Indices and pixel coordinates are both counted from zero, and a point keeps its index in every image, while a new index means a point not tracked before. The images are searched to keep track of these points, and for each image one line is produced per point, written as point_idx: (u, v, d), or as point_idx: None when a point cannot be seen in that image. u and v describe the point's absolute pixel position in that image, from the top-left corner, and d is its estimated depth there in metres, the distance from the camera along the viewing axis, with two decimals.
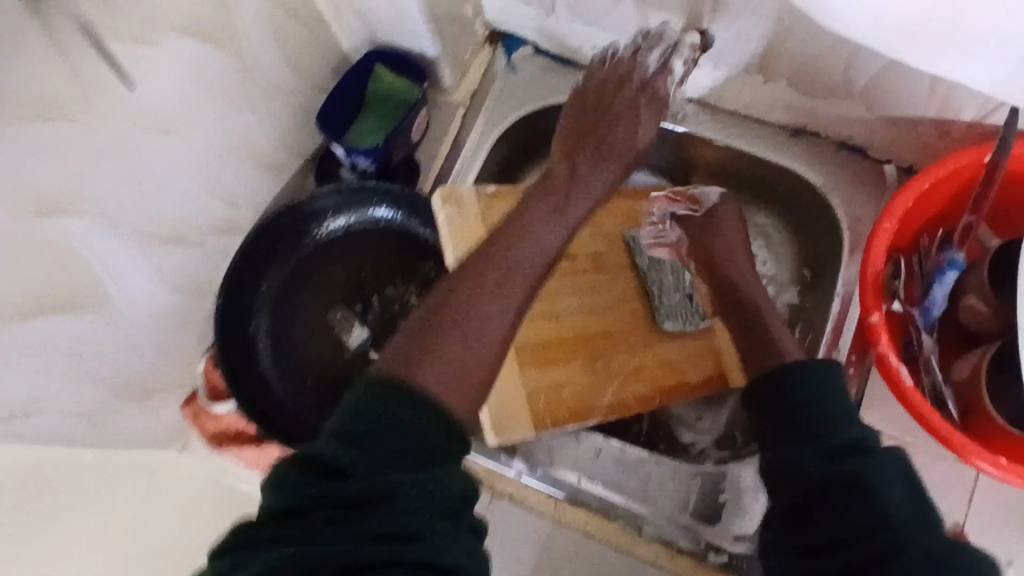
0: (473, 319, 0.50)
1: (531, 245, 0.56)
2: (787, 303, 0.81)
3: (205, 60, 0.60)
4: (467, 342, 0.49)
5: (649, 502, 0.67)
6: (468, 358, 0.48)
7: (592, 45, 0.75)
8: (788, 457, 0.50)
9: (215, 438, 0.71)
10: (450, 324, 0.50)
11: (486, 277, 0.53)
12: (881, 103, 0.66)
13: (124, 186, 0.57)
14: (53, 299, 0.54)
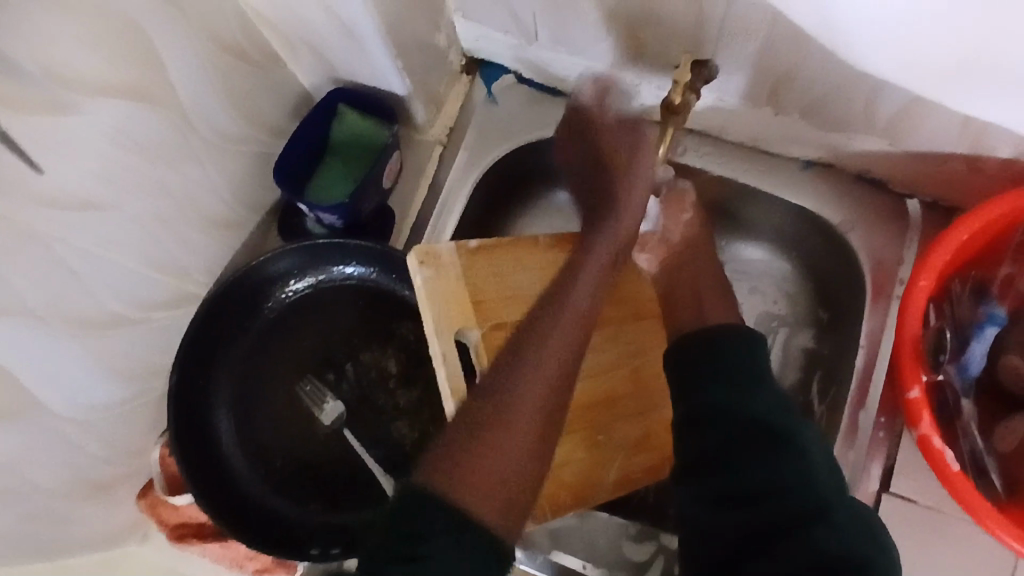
0: (507, 456, 0.50)
1: (560, 337, 0.56)
2: (801, 348, 0.74)
3: (133, 121, 0.52)
4: (501, 456, 0.50)
5: None
6: (493, 484, 0.49)
7: (579, 75, 0.68)
8: (713, 403, 0.49)
9: (177, 531, 0.64)
10: (486, 445, 0.50)
11: (506, 418, 0.52)
12: (907, 138, 0.59)
13: (48, 276, 0.49)
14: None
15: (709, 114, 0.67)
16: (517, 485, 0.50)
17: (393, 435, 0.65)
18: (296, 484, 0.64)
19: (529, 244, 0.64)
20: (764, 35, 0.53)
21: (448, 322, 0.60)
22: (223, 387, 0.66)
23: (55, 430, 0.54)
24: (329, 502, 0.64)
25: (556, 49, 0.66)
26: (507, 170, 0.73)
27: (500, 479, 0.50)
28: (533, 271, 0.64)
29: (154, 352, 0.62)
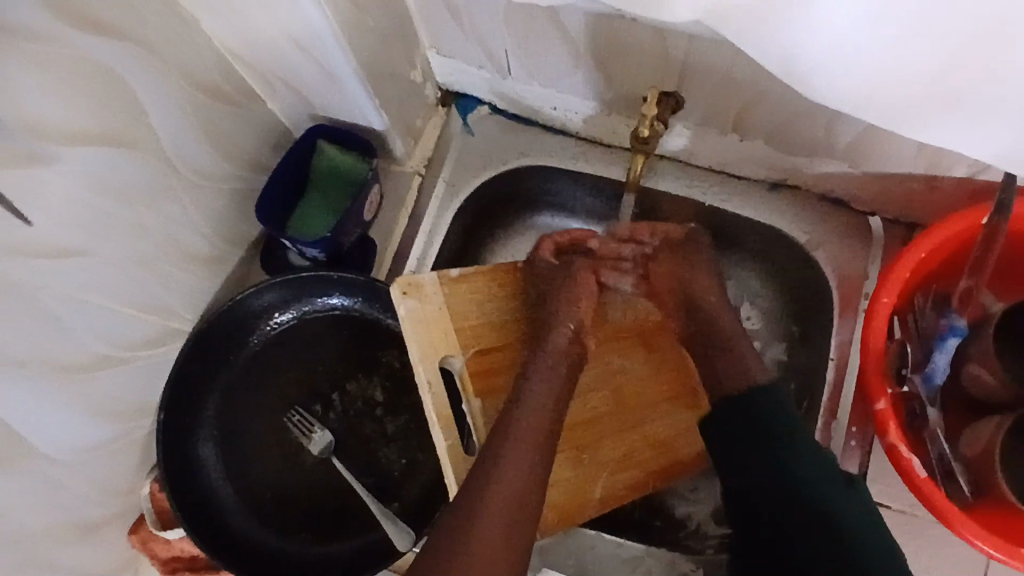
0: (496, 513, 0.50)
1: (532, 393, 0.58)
2: (776, 359, 0.74)
3: (119, 167, 0.53)
4: (506, 498, 0.52)
5: None
6: (491, 538, 0.49)
7: (551, 106, 0.70)
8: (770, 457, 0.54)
9: (171, 564, 0.65)
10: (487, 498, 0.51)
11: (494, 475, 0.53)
12: (865, 160, 0.62)
13: (34, 323, 0.50)
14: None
15: (676, 139, 0.70)
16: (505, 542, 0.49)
17: (382, 463, 0.66)
18: (284, 515, 0.65)
19: (508, 270, 0.66)
20: (724, 68, 0.56)
21: (431, 349, 0.62)
22: (209, 421, 0.66)
23: (43, 477, 0.54)
24: (319, 532, 0.64)
25: (528, 81, 0.68)
26: (487, 195, 0.75)
27: (497, 543, 0.49)
28: (512, 297, 0.66)
29: (140, 391, 0.62)
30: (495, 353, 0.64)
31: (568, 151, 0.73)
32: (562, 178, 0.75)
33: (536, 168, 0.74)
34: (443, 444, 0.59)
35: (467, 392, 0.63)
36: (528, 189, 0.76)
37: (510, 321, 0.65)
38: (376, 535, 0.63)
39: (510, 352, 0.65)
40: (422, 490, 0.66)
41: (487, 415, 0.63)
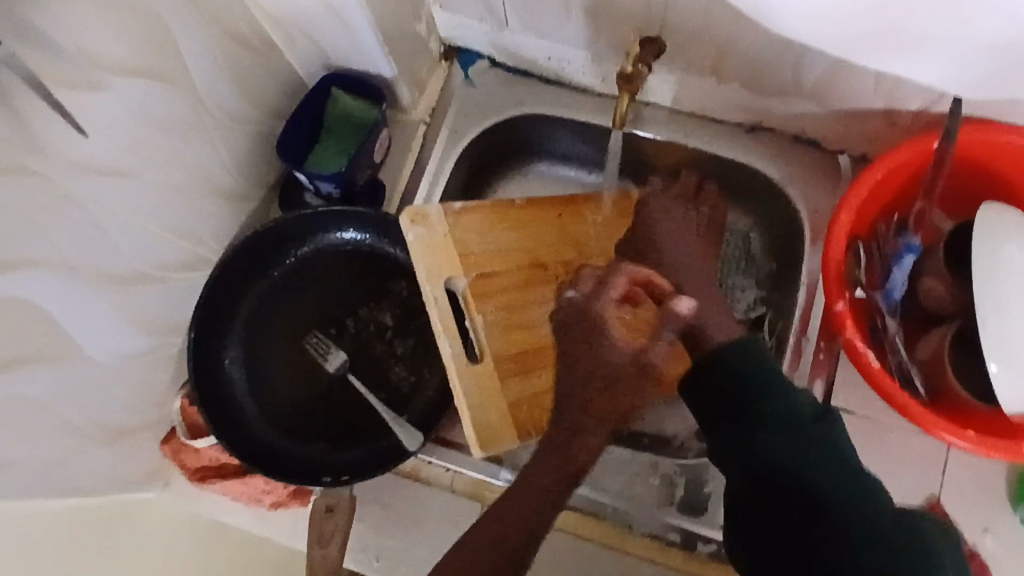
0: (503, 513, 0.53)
1: (562, 388, 0.56)
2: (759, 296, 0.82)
3: (158, 100, 0.59)
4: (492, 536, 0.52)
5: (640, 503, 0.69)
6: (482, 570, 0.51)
7: (546, 56, 0.77)
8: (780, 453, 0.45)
9: (199, 473, 0.71)
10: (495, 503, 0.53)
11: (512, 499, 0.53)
12: (831, 99, 0.68)
13: (86, 235, 0.56)
14: (22, 356, 0.53)
15: (659, 87, 0.76)
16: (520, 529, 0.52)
17: (392, 380, 0.73)
18: (305, 427, 0.71)
19: (506, 204, 0.73)
20: (699, 11, 0.62)
21: (437, 270, 0.68)
22: (236, 344, 0.73)
23: (88, 378, 0.60)
24: (336, 442, 0.71)
25: (525, 33, 0.74)
26: (487, 142, 0.82)
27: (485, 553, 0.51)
28: (510, 228, 0.72)
29: (173, 311, 0.69)
30: (495, 277, 0.70)
31: (561, 100, 0.80)
32: (556, 126, 0.81)
33: (530, 117, 0.80)
34: (448, 353, 0.66)
35: (469, 309, 0.69)
36: (524, 138, 0.83)
37: (508, 249, 0.72)
38: (389, 442, 0.70)
39: (508, 277, 0.71)
40: (429, 403, 0.72)
41: (487, 330, 0.69)
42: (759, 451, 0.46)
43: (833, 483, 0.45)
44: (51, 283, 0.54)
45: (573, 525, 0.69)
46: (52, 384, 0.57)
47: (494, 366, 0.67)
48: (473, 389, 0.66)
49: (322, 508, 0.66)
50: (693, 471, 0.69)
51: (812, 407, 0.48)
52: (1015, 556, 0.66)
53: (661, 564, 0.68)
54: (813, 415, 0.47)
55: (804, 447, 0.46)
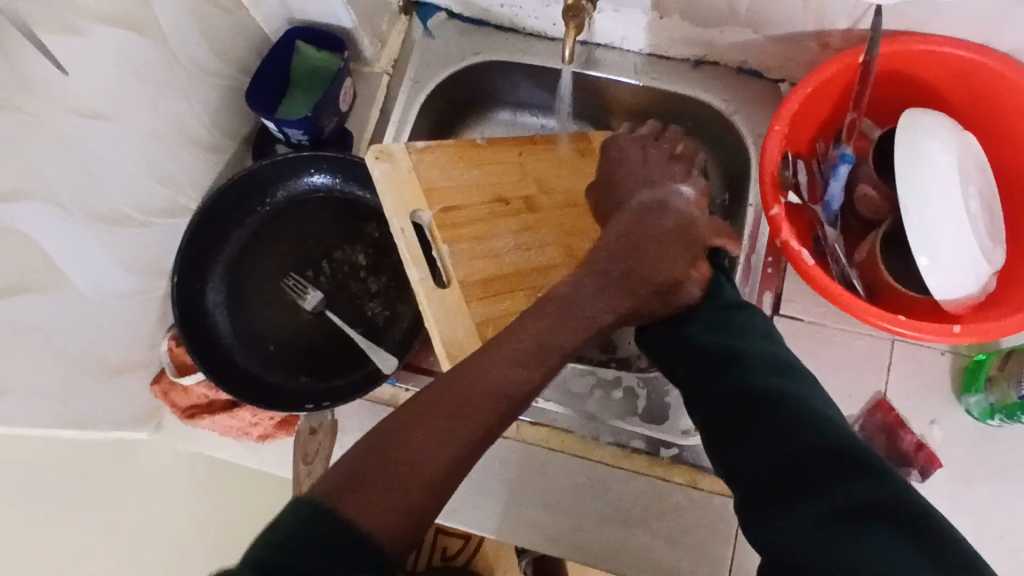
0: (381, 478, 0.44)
1: (503, 356, 0.53)
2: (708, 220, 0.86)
3: (130, 48, 0.63)
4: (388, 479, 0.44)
5: (605, 414, 0.73)
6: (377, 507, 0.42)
7: (500, 3, 0.80)
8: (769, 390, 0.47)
9: (189, 411, 0.75)
10: (387, 451, 0.45)
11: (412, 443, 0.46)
12: (765, 24, 0.72)
13: (67, 173, 0.60)
14: (14, 284, 0.57)
15: (608, 26, 0.80)
16: (420, 500, 0.44)
17: (368, 315, 0.77)
18: (289, 361, 0.75)
19: (468, 145, 0.77)
20: None
21: (403, 205, 0.73)
22: (218, 290, 0.77)
23: (84, 311, 0.65)
24: (318, 373, 0.75)
25: None
26: (449, 91, 0.86)
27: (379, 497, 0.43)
28: (472, 165, 0.77)
29: (155, 254, 0.73)
30: (460, 211, 0.75)
31: (517, 46, 0.84)
32: (513, 72, 0.85)
33: (488, 64, 0.84)
34: (416, 279, 0.70)
35: (436, 240, 0.73)
36: (484, 86, 0.87)
37: (471, 185, 0.76)
38: (367, 369, 0.74)
39: (472, 211, 0.75)
40: (403, 334, 0.76)
41: (454, 259, 0.73)
42: (700, 349, 0.53)
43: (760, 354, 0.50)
44: (35, 214, 0.58)
45: (543, 439, 0.74)
46: (42, 314, 0.61)
47: (461, 290, 0.72)
48: (441, 312, 0.70)
49: (306, 430, 0.72)
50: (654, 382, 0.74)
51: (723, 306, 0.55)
52: (960, 444, 0.70)
53: (627, 470, 0.72)
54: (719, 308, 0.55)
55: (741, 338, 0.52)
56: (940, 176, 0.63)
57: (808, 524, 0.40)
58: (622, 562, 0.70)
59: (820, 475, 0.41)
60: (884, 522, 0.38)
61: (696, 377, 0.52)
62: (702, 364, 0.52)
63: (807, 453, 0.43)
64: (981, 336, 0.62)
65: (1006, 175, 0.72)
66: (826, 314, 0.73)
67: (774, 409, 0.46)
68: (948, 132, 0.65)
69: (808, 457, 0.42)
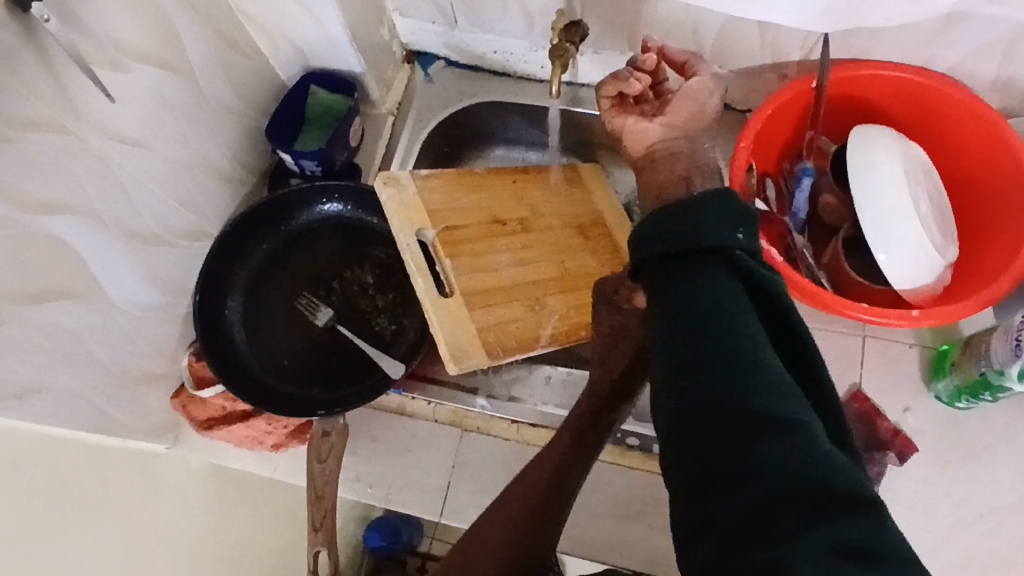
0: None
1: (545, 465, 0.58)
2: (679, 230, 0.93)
3: (165, 86, 0.71)
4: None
5: None
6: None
7: (493, 50, 0.90)
8: (751, 387, 0.38)
9: (206, 422, 0.80)
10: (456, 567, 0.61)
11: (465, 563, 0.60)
12: (727, 58, 0.82)
13: (107, 192, 0.68)
14: (55, 289, 0.63)
15: (590, 67, 0.89)
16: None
17: (376, 329, 0.82)
18: (301, 374, 0.80)
19: (468, 172, 0.85)
20: None
21: (408, 223, 0.79)
22: (236, 309, 0.82)
23: (113, 321, 0.71)
24: (328, 384, 0.80)
25: (472, 30, 0.88)
26: (449, 128, 0.94)
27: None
28: (471, 190, 0.84)
29: (179, 275, 0.80)
30: (460, 230, 0.81)
31: (509, 88, 0.93)
32: (506, 112, 0.94)
33: (483, 105, 0.93)
34: (421, 289, 0.76)
35: (439, 254, 0.80)
36: (481, 125, 0.96)
37: (470, 208, 0.83)
38: (376, 378, 0.79)
39: (472, 230, 0.82)
40: (408, 346, 0.81)
41: (455, 271, 0.79)
42: (696, 348, 0.41)
43: (765, 375, 0.39)
44: (78, 226, 0.65)
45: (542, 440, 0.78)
46: (77, 319, 0.67)
47: (462, 300, 0.78)
48: (444, 319, 0.76)
49: (320, 432, 0.75)
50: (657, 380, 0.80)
51: (705, 274, 0.43)
52: (932, 429, 0.75)
53: (623, 466, 0.76)
54: (701, 282, 0.43)
55: (741, 350, 0.40)
56: (890, 180, 0.71)
57: (769, 563, 0.33)
58: (621, 553, 0.74)
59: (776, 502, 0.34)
60: (840, 554, 0.32)
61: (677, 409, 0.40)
62: (687, 374, 0.41)
63: (779, 483, 0.35)
64: (938, 321, 0.68)
65: (955, 182, 0.80)
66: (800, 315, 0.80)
67: (765, 434, 0.36)
68: (895, 144, 0.73)
69: (796, 485, 0.34)
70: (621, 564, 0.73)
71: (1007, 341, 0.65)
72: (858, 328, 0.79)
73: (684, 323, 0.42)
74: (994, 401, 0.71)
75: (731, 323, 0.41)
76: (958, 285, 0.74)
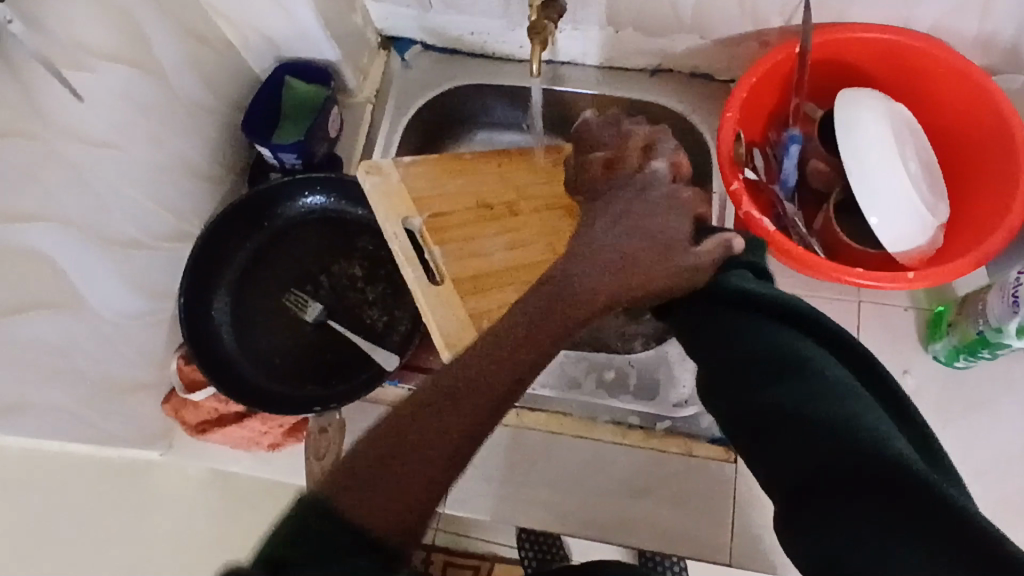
0: (409, 457, 0.45)
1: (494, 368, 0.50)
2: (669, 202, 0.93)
3: (136, 86, 0.69)
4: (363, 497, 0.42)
5: (605, 398, 0.76)
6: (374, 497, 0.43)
7: (469, 31, 0.88)
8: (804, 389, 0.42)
9: (199, 425, 0.78)
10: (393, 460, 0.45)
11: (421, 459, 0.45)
12: (707, 29, 0.81)
13: (83, 199, 0.66)
14: (38, 300, 0.62)
15: (569, 45, 0.88)
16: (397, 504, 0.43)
17: (368, 322, 0.81)
18: (293, 372, 0.79)
19: (454, 158, 0.83)
20: None
21: (394, 213, 0.78)
22: (222, 309, 0.80)
23: (98, 329, 0.70)
24: (323, 380, 0.78)
25: (447, 11, 0.86)
26: (430, 114, 0.93)
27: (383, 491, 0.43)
28: (456, 177, 0.82)
29: (162, 278, 0.78)
30: (448, 216, 0.80)
31: (487, 70, 0.91)
32: (487, 94, 0.93)
33: (462, 89, 0.92)
34: (412, 278, 0.75)
35: (427, 243, 0.79)
36: (462, 109, 0.95)
37: (455, 193, 0.82)
38: (371, 371, 0.77)
39: (459, 216, 0.81)
40: (401, 337, 0.80)
41: (445, 259, 0.78)
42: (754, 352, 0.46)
43: (820, 375, 0.43)
44: (56, 235, 0.63)
45: (544, 424, 0.77)
46: (59, 329, 0.65)
47: (454, 288, 0.77)
48: (438, 308, 0.75)
49: (317, 428, 0.76)
50: (657, 360, 0.76)
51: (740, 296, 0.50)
52: (933, 389, 0.75)
53: (627, 445, 0.75)
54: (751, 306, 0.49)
55: (793, 357, 0.44)
56: (878, 142, 0.70)
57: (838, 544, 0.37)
58: (629, 532, 0.73)
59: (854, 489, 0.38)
60: (911, 529, 0.35)
61: (750, 416, 0.45)
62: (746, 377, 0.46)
63: (838, 468, 0.39)
64: (933, 280, 0.68)
65: (945, 141, 0.79)
66: (795, 283, 0.79)
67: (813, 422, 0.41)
68: (882, 105, 0.72)
69: (854, 466, 0.38)
70: (631, 542, 0.73)
71: (1004, 297, 0.65)
72: (854, 292, 0.78)
73: (731, 346, 0.47)
74: (992, 358, 0.71)
75: (791, 339, 0.46)
76: (952, 245, 0.74)
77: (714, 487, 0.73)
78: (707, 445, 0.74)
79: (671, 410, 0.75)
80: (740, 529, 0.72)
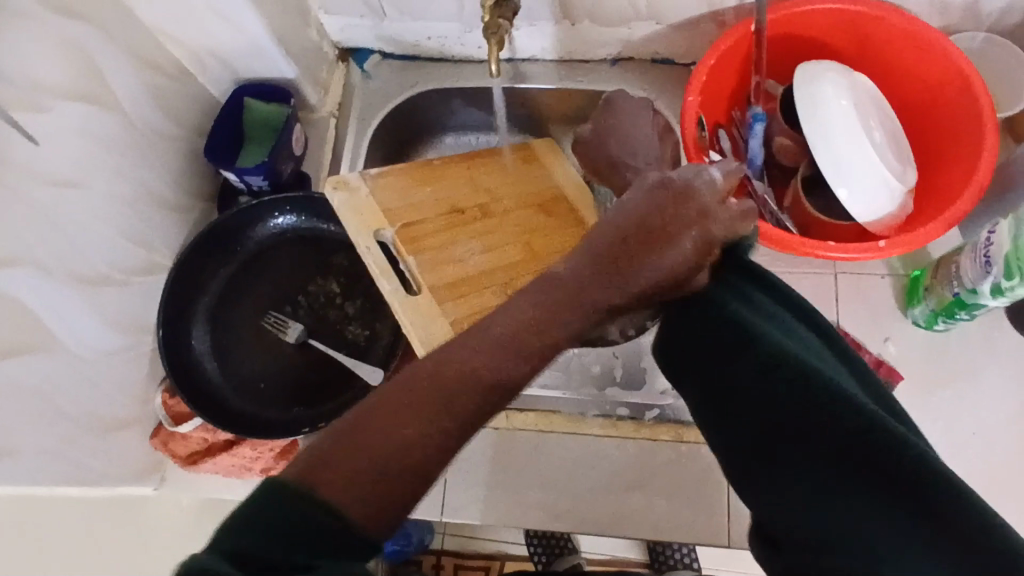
0: (411, 415, 0.41)
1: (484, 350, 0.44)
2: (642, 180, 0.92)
3: (94, 121, 0.69)
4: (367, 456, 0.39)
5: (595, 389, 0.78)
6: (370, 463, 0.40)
7: (427, 36, 0.88)
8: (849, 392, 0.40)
9: (189, 456, 0.77)
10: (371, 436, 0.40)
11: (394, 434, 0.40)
12: (663, 14, 0.80)
13: (49, 240, 0.65)
14: (14, 346, 0.61)
15: (527, 41, 0.87)
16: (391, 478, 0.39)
17: (349, 337, 0.81)
18: (279, 396, 0.78)
19: (422, 166, 0.83)
20: None
21: (365, 226, 0.78)
22: (203, 338, 0.80)
23: (76, 370, 0.69)
24: (310, 400, 0.78)
25: (402, 18, 0.85)
26: (395, 123, 0.92)
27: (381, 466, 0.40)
28: (425, 185, 0.82)
29: (138, 312, 0.78)
30: (421, 225, 0.80)
31: (448, 73, 0.91)
32: (450, 98, 0.92)
33: (425, 95, 0.91)
34: (388, 290, 0.75)
35: (402, 254, 0.78)
36: (427, 115, 0.94)
37: (425, 201, 0.81)
38: (357, 385, 0.77)
39: (431, 224, 0.80)
40: (385, 349, 0.80)
41: (421, 268, 0.78)
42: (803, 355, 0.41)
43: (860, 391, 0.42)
44: (27, 280, 0.63)
45: (533, 424, 0.77)
46: (39, 373, 0.64)
47: (432, 296, 0.76)
48: (417, 318, 0.74)
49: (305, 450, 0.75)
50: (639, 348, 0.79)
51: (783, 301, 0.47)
52: (915, 356, 0.75)
53: (617, 438, 0.76)
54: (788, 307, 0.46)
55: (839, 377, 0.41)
56: (840, 114, 0.70)
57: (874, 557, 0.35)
58: (627, 524, 0.73)
59: (815, 462, 0.38)
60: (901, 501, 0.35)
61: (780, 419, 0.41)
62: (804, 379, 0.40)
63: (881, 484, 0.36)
64: (906, 247, 0.68)
65: (908, 107, 0.79)
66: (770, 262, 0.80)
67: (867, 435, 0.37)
68: (841, 77, 0.72)
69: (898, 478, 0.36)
70: (629, 535, 0.73)
71: (976, 259, 0.65)
72: (831, 266, 0.79)
73: (792, 346, 0.42)
74: (971, 320, 0.71)
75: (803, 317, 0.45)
76: (923, 210, 0.74)
77: (706, 472, 0.74)
78: (697, 431, 0.75)
79: (658, 397, 0.76)
80: (736, 513, 0.72)
